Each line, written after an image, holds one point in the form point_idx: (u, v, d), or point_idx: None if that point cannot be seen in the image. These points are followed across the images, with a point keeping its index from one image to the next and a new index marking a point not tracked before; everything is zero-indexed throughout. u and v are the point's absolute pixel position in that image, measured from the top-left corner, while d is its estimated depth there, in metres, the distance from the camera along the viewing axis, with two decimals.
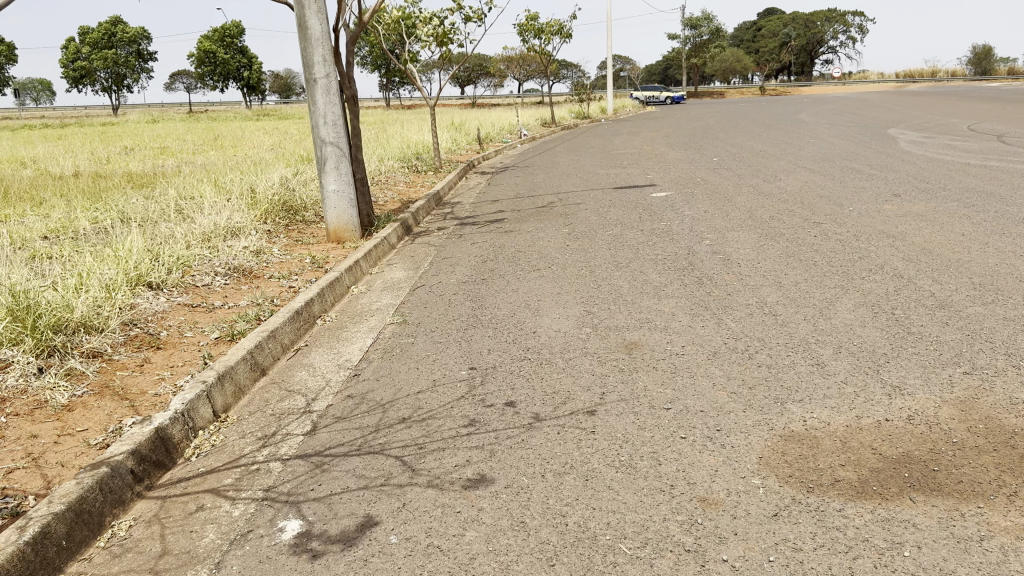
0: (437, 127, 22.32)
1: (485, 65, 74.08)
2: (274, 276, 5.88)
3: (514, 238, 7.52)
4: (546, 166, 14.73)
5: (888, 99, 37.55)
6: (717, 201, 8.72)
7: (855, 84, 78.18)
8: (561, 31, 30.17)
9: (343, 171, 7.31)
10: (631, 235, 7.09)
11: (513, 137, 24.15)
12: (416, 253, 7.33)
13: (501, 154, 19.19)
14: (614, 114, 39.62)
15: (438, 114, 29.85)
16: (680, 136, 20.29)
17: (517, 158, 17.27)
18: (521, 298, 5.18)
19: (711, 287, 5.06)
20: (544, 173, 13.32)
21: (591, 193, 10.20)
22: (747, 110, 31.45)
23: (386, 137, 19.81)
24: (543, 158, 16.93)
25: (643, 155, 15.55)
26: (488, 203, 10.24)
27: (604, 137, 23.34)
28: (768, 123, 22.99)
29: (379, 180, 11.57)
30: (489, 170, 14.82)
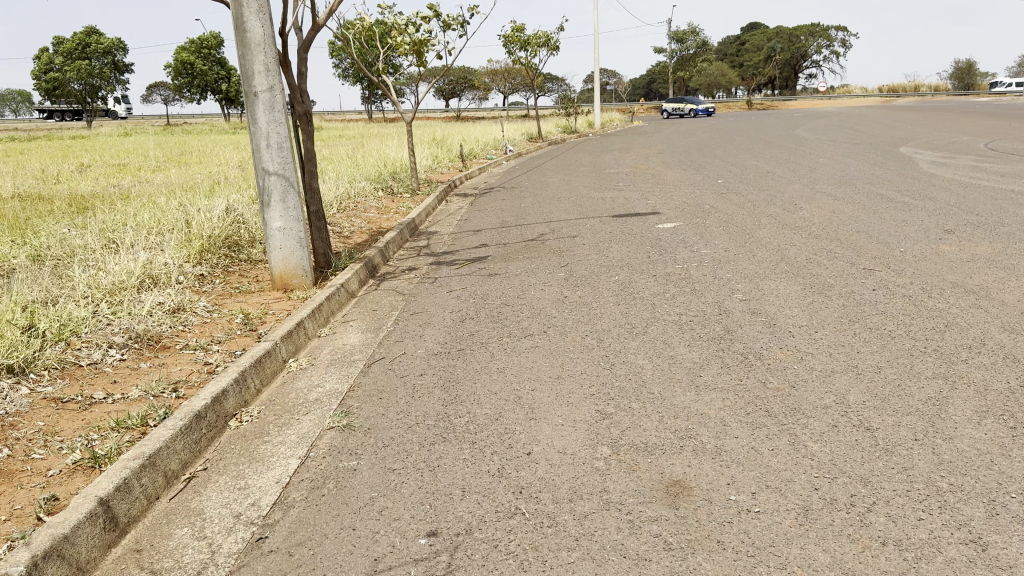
0: (418, 143, 21.07)
1: (470, 77, 72.92)
2: (186, 347, 4.57)
3: (500, 283, 6.24)
4: (534, 187, 13.51)
5: (882, 114, 36.73)
6: (737, 235, 7.50)
7: (841, 100, 77.89)
8: (548, 43, 29.03)
9: (291, 204, 5.97)
10: (642, 282, 5.84)
11: (498, 153, 22.91)
12: (380, 301, 6.01)
13: (485, 172, 17.94)
14: (601, 128, 38.51)
15: (419, 129, 28.61)
16: (676, 153, 19.12)
17: (503, 177, 16.05)
18: (510, 384, 3.87)
19: (769, 373, 3.74)
20: (532, 196, 12.08)
21: (587, 222, 8.96)
22: (740, 126, 30.39)
23: (363, 154, 18.52)
24: (531, 177, 15.70)
25: (639, 175, 14.35)
26: (470, 232, 8.99)
27: (595, 153, 22.17)
28: (766, 140, 21.88)
29: (348, 206, 10.28)
30: (473, 191, 13.58)
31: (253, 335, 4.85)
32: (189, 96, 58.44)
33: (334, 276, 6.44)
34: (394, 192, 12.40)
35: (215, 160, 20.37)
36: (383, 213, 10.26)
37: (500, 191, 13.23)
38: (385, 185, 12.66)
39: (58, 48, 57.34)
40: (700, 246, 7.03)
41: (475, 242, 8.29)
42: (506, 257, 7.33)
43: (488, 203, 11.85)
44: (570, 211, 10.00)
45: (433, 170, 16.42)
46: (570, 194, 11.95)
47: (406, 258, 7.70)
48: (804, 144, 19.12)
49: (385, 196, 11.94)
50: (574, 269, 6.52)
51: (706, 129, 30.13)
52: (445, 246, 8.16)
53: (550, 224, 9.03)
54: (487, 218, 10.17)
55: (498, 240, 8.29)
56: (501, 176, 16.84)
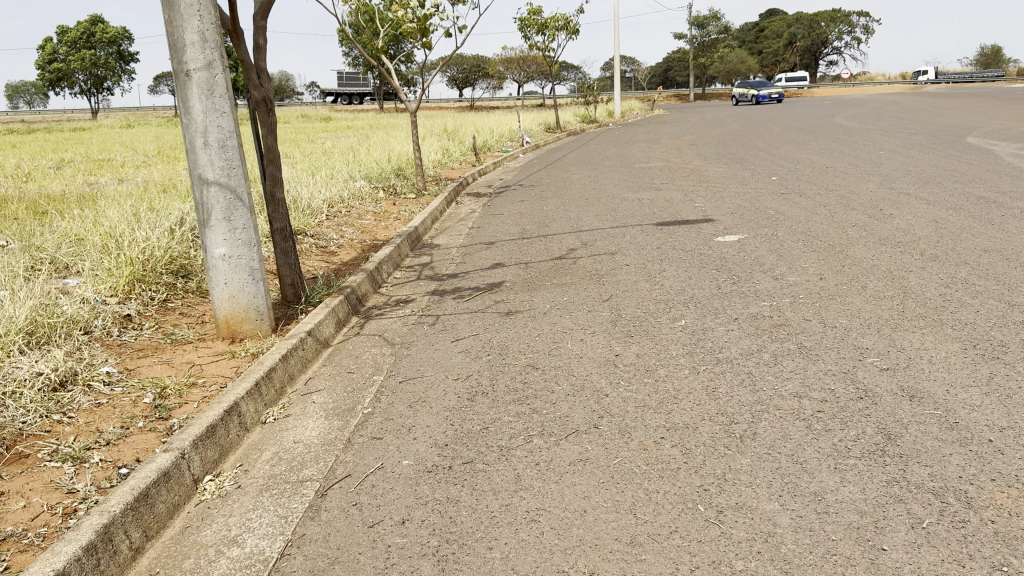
0: (428, 135, 19.48)
1: (483, 65, 71.13)
2: (51, 459, 3.01)
3: (523, 326, 4.65)
4: (556, 184, 11.90)
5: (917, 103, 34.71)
6: (824, 253, 5.87)
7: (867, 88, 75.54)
8: (567, 28, 27.33)
9: (239, 223, 4.39)
10: (723, 329, 4.23)
11: (514, 145, 21.27)
12: (361, 354, 4.41)
13: (501, 167, 16.34)
14: (620, 117, 36.80)
15: (431, 120, 26.99)
16: (710, 144, 17.45)
17: (520, 173, 14.45)
18: (551, 550, 2.29)
19: (1009, 550, 2.14)
20: (554, 197, 10.46)
21: (626, 233, 7.34)
22: (771, 115, 28.57)
23: (366, 147, 16.95)
24: (551, 173, 14.07)
25: (674, 170, 12.70)
26: (483, 245, 7.40)
27: (618, 145, 20.48)
28: (806, 129, 20.13)
29: (339, 211, 8.71)
30: (486, 190, 11.97)
31: (160, 432, 3.27)
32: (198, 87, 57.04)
33: (304, 316, 4.84)
34: (396, 193, 10.83)
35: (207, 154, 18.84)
36: (381, 219, 8.68)
37: (518, 190, 11.62)
38: (386, 184, 11.09)
39: (63, 39, 56.04)
40: (782, 271, 5.42)
41: (489, 260, 6.70)
42: (529, 283, 5.73)
43: (504, 204, 10.25)
44: (602, 217, 8.40)
45: (443, 165, 14.85)
46: (599, 193, 10.33)
47: (402, 282, 6.12)
48: (850, 133, 17.37)
49: (386, 197, 10.36)
50: (620, 303, 4.91)
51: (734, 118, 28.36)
52: (451, 266, 6.57)
53: (581, 235, 7.43)
54: (504, 224, 8.59)
55: (518, 257, 6.69)
56: (517, 171, 15.21)
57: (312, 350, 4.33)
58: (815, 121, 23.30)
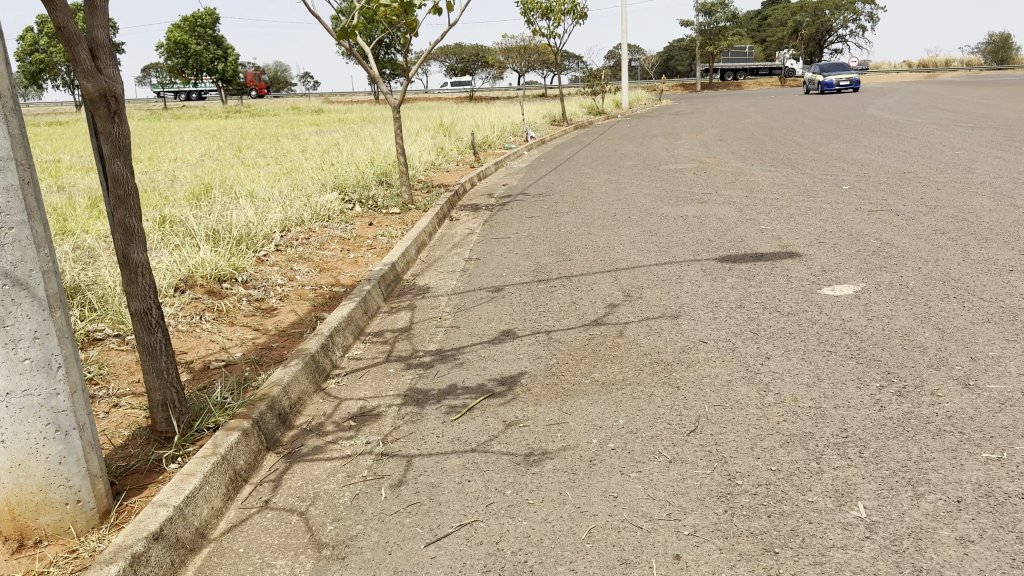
0: (422, 131, 17.39)
1: (483, 53, 68.78)
2: None
3: (559, 494, 2.61)
4: (570, 193, 9.84)
5: (946, 90, 32.54)
6: (1006, 326, 3.83)
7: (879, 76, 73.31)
8: (574, 11, 25.16)
9: (25, 329, 2.32)
10: (948, 540, 2.20)
11: (517, 140, 19.19)
12: (254, 572, 2.36)
13: (503, 167, 14.28)
14: (628, 108, 34.68)
15: (426, 113, 24.87)
16: (740, 139, 15.39)
17: (525, 176, 12.39)
18: None
19: None
20: (570, 212, 8.40)
21: (682, 277, 5.29)
22: (794, 105, 26.42)
23: (349, 146, 14.90)
24: (560, 175, 12.04)
25: (711, 174, 10.62)
26: (483, 293, 5.35)
27: (634, 140, 18.40)
28: (844, 121, 18.04)
29: (296, 239, 6.69)
30: (487, 200, 9.91)
31: None
32: (185, 78, 54.63)
33: (175, 472, 2.82)
34: (376, 208, 8.80)
35: (173, 152, 16.81)
36: (351, 248, 6.64)
37: (525, 201, 9.56)
38: (364, 197, 9.06)
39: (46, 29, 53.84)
40: (963, 367, 3.38)
41: (493, 323, 4.65)
42: (555, 378, 3.67)
43: (509, 222, 8.20)
44: (640, 247, 6.35)
45: (436, 168, 12.82)
46: (626, 208, 8.27)
47: (362, 368, 4.08)
48: (901, 126, 15.26)
49: (362, 215, 8.33)
50: (721, 439, 2.87)
51: (753, 109, 26.21)
52: (437, 336, 4.51)
53: (618, 279, 5.38)
54: (512, 255, 6.55)
55: (536, 317, 4.64)
56: (520, 173, 13.13)
57: (158, 572, 2.30)
58: (848, 112, 21.18)
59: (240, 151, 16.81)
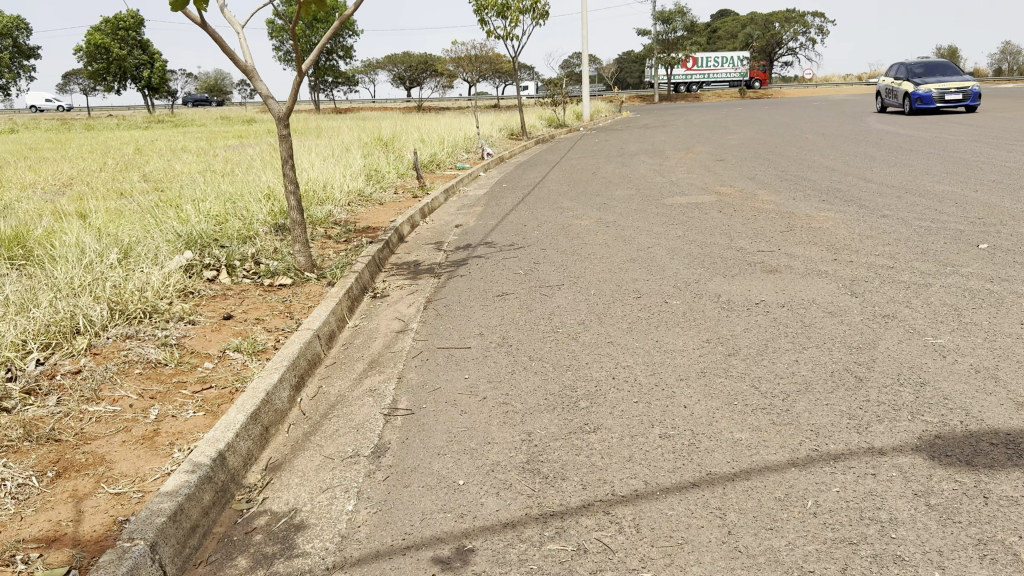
0: (354, 148, 14.20)
1: (432, 62, 65.50)
2: None
3: None
4: (552, 244, 6.75)
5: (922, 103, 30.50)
6: None
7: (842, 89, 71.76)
8: (533, 10, 22.21)
9: None
10: None
11: (471, 158, 16.13)
12: None
13: (455, 196, 11.19)
14: (589, 121, 31.78)
15: (365, 126, 21.65)
16: (747, 160, 12.56)
17: (483, 212, 9.28)
18: None
19: None
20: (560, 284, 5.29)
21: (888, 534, 2.21)
22: (774, 119, 23.91)
23: (257, 167, 11.65)
24: (532, 211, 8.97)
25: (743, 212, 7.65)
26: (409, 569, 2.21)
27: (611, 157, 15.48)
28: (855, 137, 15.37)
29: (50, 381, 3.47)
30: (434, 254, 6.79)
31: None
32: (107, 86, 50.02)
33: None
34: (251, 278, 5.58)
35: (37, 175, 13.32)
36: (159, 395, 3.44)
37: (487, 258, 6.43)
38: (238, 257, 5.84)
39: None
40: None
41: None
42: None
43: (466, 306, 5.06)
44: (723, 391, 3.28)
45: (367, 198, 9.62)
46: (652, 279, 5.21)
47: None
48: (938, 144, 12.54)
49: (223, 295, 5.12)
50: None
51: (731, 122, 23.52)
52: None
53: (734, 526, 2.29)
54: (476, 401, 3.41)
55: None
56: (472, 206, 10.01)
57: None
58: (845, 126, 18.58)
59: (123, 173, 13.39)
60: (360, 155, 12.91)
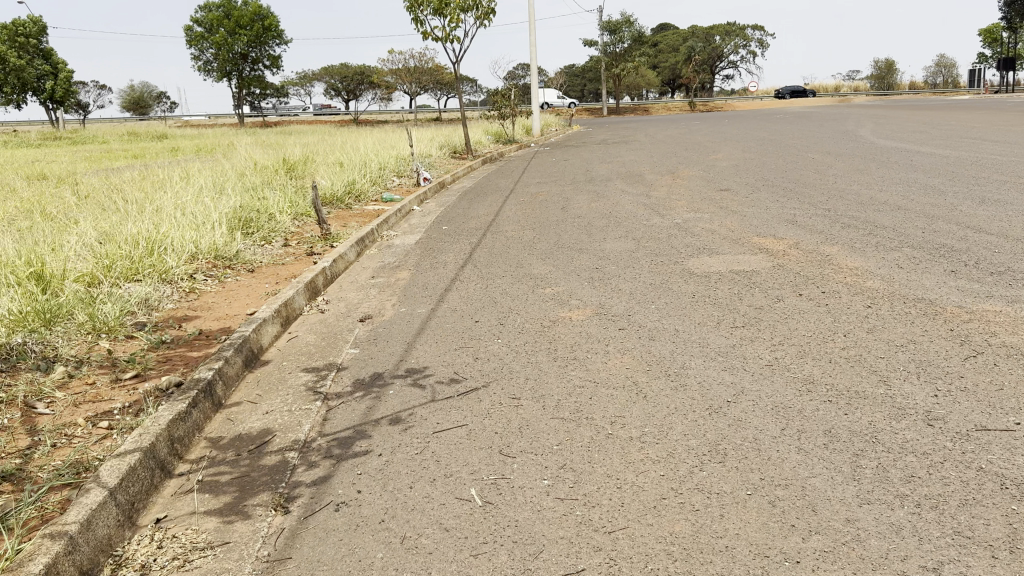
0: (246, 176, 10.80)
1: (369, 73, 61.92)
2: None
3: None
4: (527, 381, 3.55)
5: (887, 114, 28.66)
6: None
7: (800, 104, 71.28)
8: (476, 8, 19.05)
9: None
10: None
11: (401, 184, 12.91)
12: None
13: (372, 247, 7.93)
14: (539, 135, 28.81)
15: (277, 146, 18.18)
16: (762, 189, 9.59)
17: (409, 283, 6.03)
18: None
19: None
20: (574, 569, 2.09)
21: None
22: (748, 134, 21.27)
23: (88, 209, 8.19)
24: (483, 283, 5.76)
25: (839, 295, 4.59)
26: None
27: (579, 182, 12.40)
28: (873, 156, 12.61)
29: None
30: (301, 406, 3.51)
31: None
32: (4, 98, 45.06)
33: None
34: None
35: None
36: None
37: (401, 422, 3.19)
38: None
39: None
40: None
41: None
42: None
43: None
44: None
45: (234, 263, 6.31)
46: (810, 565, 2.06)
47: None
48: (1000, 167, 9.81)
49: None
50: None
51: (701, 138, 20.70)
52: None
53: None
54: None
55: None
56: (395, 268, 6.74)
57: None
58: (843, 143, 15.87)
59: None
60: (249, 190, 9.55)
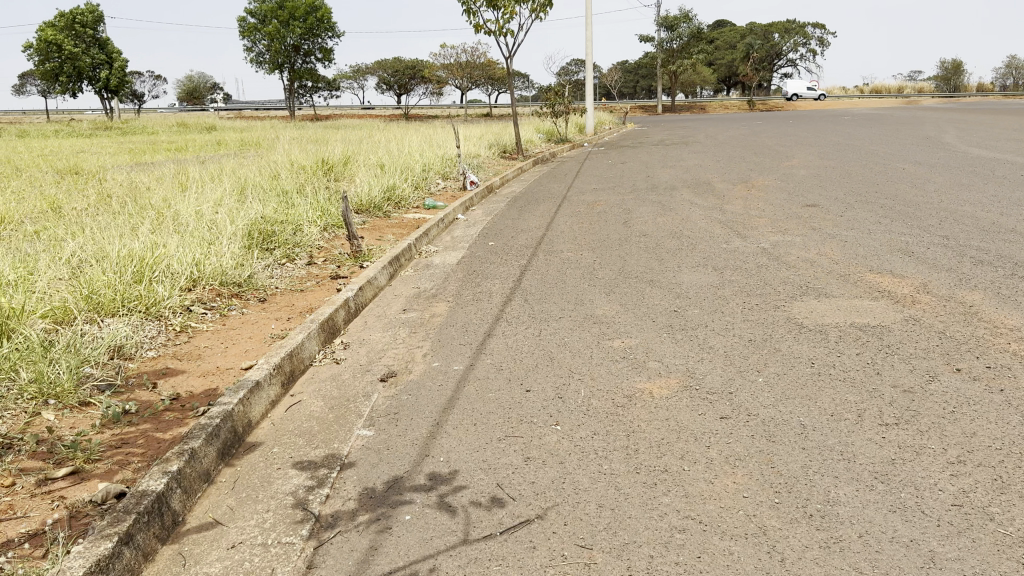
0: (277, 178, 9.91)
1: (419, 67, 61.18)
2: None
3: None
4: (601, 512, 2.48)
5: (965, 117, 26.85)
6: None
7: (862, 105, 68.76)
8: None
9: None
10: None
11: (446, 187, 11.93)
12: None
13: (408, 266, 6.94)
14: (592, 134, 27.63)
15: (320, 142, 17.38)
16: (855, 206, 8.36)
17: (446, 320, 5.01)
18: None
19: None
20: None
21: None
22: (818, 137, 19.85)
23: (96, 214, 7.34)
24: (536, 325, 4.71)
25: (1013, 374, 3.43)
26: None
27: (641, 189, 11.27)
28: (974, 168, 11.23)
29: None
30: (282, 535, 2.51)
31: None
32: (59, 87, 45.40)
33: None
34: None
35: None
36: None
37: None
38: None
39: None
40: None
41: None
42: None
43: None
44: None
45: (244, 290, 5.37)
46: None
47: None
48: None
49: None
50: None
51: (767, 141, 19.33)
52: None
53: None
54: None
55: None
56: (432, 297, 5.72)
57: None
58: (930, 151, 14.42)
59: None
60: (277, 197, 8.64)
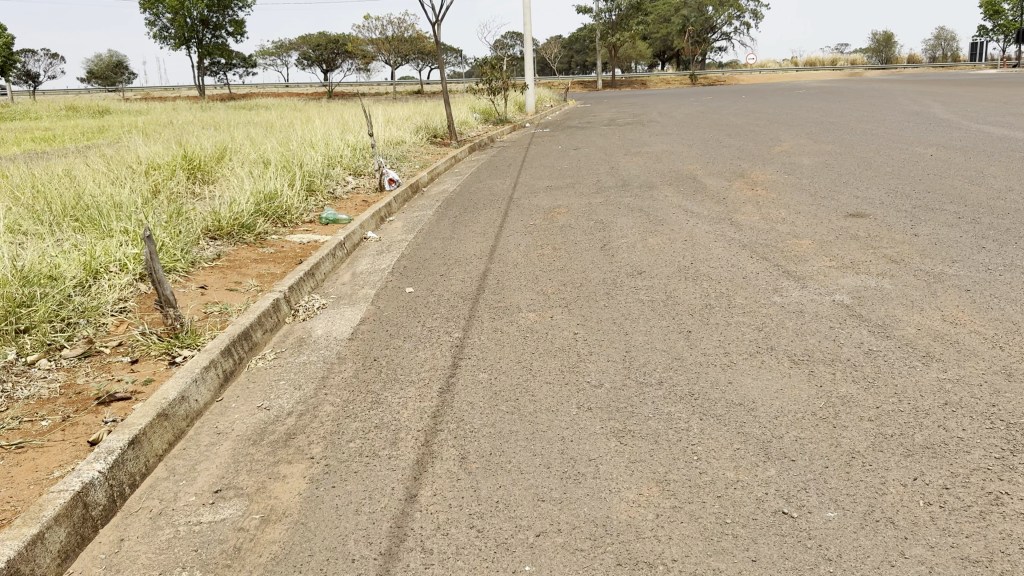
0: (107, 185, 7.04)
1: (344, 42, 57.38)
2: None
3: None
4: None
5: (927, 88, 25.08)
6: None
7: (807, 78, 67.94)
8: None
9: None
10: None
11: (355, 189, 9.18)
12: None
13: (270, 347, 4.26)
14: (533, 112, 24.98)
15: (209, 129, 14.33)
16: (925, 218, 5.95)
17: (297, 528, 2.39)
18: None
19: None
20: None
21: None
22: (790, 113, 17.60)
23: None
24: (492, 561, 2.13)
25: None
26: None
27: (611, 187, 8.73)
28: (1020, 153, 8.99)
29: None
30: None
31: None
32: None
33: None
34: None
35: None
36: None
37: None
38: None
39: None
40: None
41: None
42: None
43: None
44: None
45: None
46: None
47: None
48: None
49: None
50: None
51: (735, 119, 16.99)
52: None
53: None
54: None
55: None
56: (290, 432, 3.08)
57: None
58: (938, 129, 12.23)
59: None
60: (83, 229, 5.81)
